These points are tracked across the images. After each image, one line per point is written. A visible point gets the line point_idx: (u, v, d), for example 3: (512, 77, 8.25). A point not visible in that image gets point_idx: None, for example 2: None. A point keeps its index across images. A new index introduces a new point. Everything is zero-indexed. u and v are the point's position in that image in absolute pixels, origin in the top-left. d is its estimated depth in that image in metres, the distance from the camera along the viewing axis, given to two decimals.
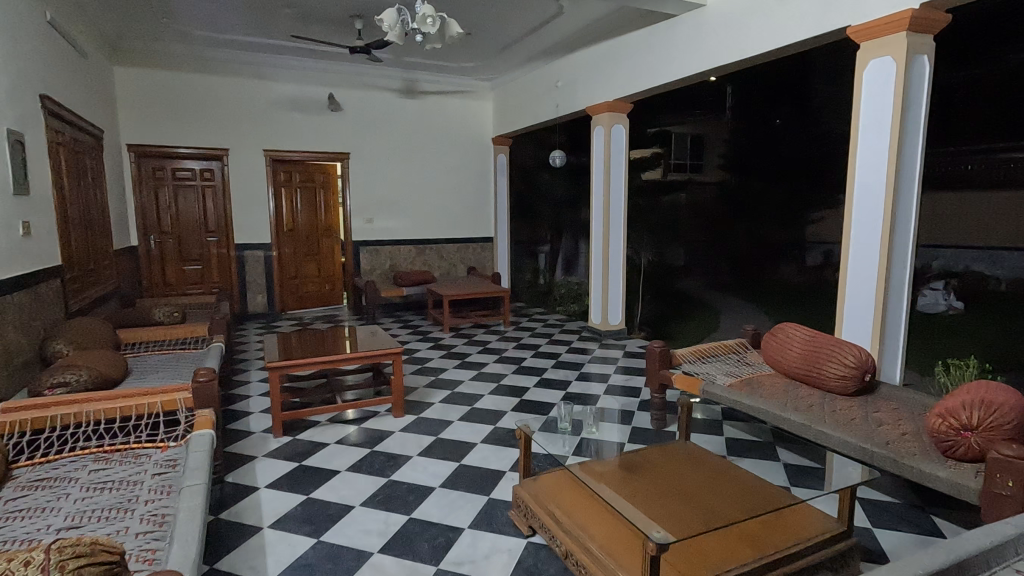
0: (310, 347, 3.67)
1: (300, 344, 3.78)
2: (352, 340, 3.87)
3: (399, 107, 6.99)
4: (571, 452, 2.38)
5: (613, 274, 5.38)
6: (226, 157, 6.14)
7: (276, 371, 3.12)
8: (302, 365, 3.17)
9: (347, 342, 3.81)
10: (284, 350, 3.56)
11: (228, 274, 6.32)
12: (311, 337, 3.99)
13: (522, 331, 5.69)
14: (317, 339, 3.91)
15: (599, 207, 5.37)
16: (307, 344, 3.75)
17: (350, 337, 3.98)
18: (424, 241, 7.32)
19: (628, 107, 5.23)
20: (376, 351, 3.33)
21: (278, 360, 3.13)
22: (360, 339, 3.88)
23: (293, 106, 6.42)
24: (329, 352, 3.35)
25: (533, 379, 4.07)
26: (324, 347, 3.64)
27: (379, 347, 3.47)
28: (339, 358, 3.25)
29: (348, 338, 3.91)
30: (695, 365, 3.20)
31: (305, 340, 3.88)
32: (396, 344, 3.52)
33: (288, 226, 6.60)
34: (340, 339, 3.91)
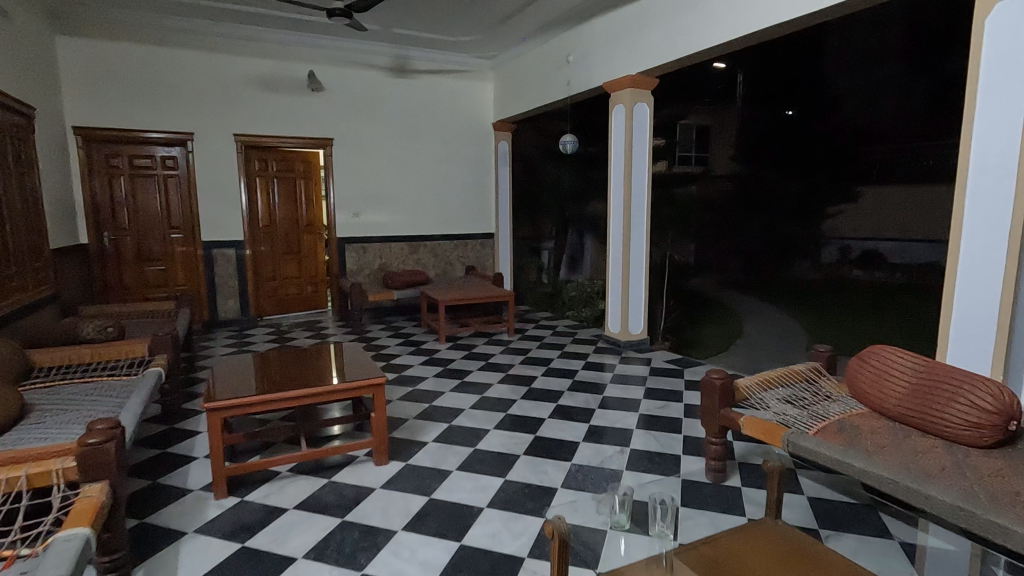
0: (270, 372, 2.91)
1: (258, 367, 3.01)
2: (324, 359, 3.11)
3: (389, 87, 6.24)
4: (607, 530, 1.71)
5: (635, 278, 4.69)
6: (190, 143, 5.38)
7: (216, 413, 2.34)
8: (253, 406, 2.40)
9: (318, 363, 3.05)
10: (235, 378, 2.79)
11: (195, 275, 5.59)
12: (276, 356, 3.24)
13: (529, 342, 4.98)
14: (281, 361, 3.15)
15: (618, 199, 4.64)
16: (266, 368, 2.98)
17: (325, 356, 3.23)
18: (418, 238, 6.58)
19: (652, 83, 4.51)
20: (352, 383, 2.57)
21: (219, 399, 2.35)
22: (334, 359, 3.12)
23: (268, 85, 5.67)
24: (292, 385, 2.58)
25: (547, 407, 3.35)
26: (287, 372, 2.87)
27: (357, 373, 2.72)
28: (304, 393, 2.49)
29: (320, 358, 3.16)
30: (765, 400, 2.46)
31: (267, 362, 3.11)
32: (377, 372, 2.74)
33: (263, 220, 5.89)
34: (311, 359, 3.15)
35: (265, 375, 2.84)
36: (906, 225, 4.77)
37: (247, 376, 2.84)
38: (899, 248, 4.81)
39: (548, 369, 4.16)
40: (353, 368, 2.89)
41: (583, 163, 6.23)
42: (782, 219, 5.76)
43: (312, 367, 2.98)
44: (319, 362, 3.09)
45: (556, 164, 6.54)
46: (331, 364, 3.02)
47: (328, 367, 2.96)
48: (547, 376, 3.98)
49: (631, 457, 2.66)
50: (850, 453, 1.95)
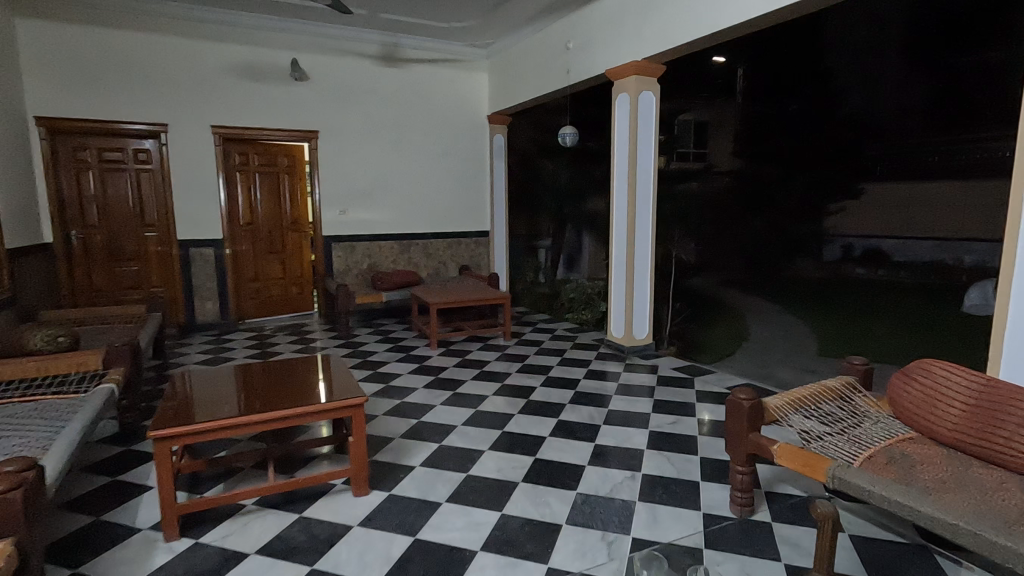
0: (235, 390, 2.57)
1: (221, 384, 2.67)
2: (299, 374, 2.78)
3: (378, 77, 5.91)
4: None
5: (640, 279, 4.39)
6: (164, 134, 5.04)
7: (163, 442, 1.99)
8: (207, 433, 2.06)
9: (291, 378, 2.72)
10: (193, 397, 2.45)
11: (172, 276, 5.25)
12: (243, 370, 2.89)
13: (527, 347, 4.67)
14: (249, 376, 2.81)
15: (622, 194, 4.33)
16: (231, 386, 2.65)
17: (300, 370, 2.90)
18: (410, 236, 6.25)
19: (659, 69, 4.19)
20: (324, 404, 2.24)
21: (166, 426, 2.00)
22: (309, 374, 2.79)
23: (249, 73, 5.32)
24: (257, 407, 2.25)
25: (548, 423, 3.05)
26: (254, 391, 2.54)
27: (333, 392, 2.39)
28: (268, 417, 2.15)
29: (293, 373, 2.82)
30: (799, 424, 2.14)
31: (233, 378, 2.78)
32: (356, 391, 2.40)
33: (245, 218, 5.57)
34: (284, 374, 2.81)
35: (228, 393, 2.50)
36: (941, 220, 4.40)
37: (206, 394, 2.49)
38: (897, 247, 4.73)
39: (548, 377, 3.85)
40: (329, 385, 2.56)
41: (582, 158, 5.92)
42: (789, 221, 5.56)
43: (283, 383, 2.65)
44: (293, 377, 2.76)
45: (555, 158, 6.22)
46: (305, 380, 2.69)
47: (302, 384, 2.62)
48: (546, 386, 3.67)
49: (644, 485, 2.36)
50: (912, 494, 1.61)
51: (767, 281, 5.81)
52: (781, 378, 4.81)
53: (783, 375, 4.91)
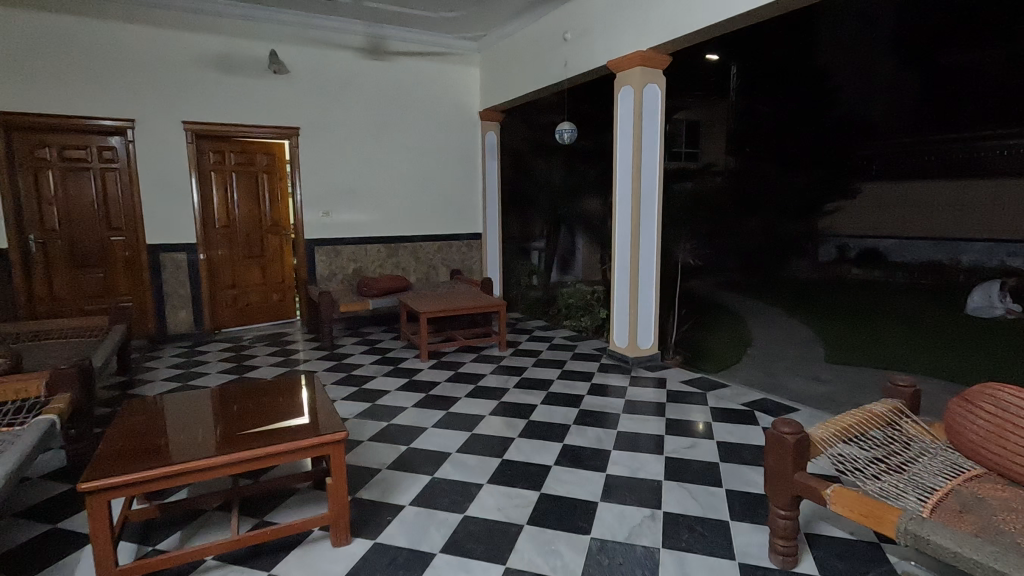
0: (195, 419, 2.23)
1: (178, 411, 2.33)
2: (272, 397, 2.45)
3: (363, 70, 5.57)
4: None
5: (644, 286, 4.11)
6: (131, 131, 4.67)
7: (97, 496, 1.66)
8: (154, 482, 1.72)
9: (261, 404, 2.38)
10: (142, 430, 2.11)
11: (140, 283, 4.88)
12: (208, 394, 2.55)
13: (524, 358, 4.37)
14: (215, 400, 2.46)
15: (626, 195, 4.04)
16: (191, 413, 2.30)
17: (274, 392, 2.56)
18: (398, 239, 5.91)
19: (665, 60, 3.91)
20: (297, 443, 1.91)
21: (102, 476, 1.67)
22: (284, 399, 2.45)
23: (223, 65, 4.96)
24: (218, 445, 1.92)
25: (553, 448, 2.75)
26: (216, 420, 2.20)
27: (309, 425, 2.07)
28: (231, 459, 1.83)
29: (265, 397, 2.48)
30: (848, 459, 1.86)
31: (196, 403, 2.43)
32: (336, 423, 2.07)
33: (221, 220, 5.21)
34: (254, 397, 2.48)
35: (186, 424, 2.16)
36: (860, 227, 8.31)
37: (160, 426, 2.15)
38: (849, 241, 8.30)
39: (549, 394, 3.55)
40: (307, 413, 2.23)
41: None
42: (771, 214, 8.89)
43: (252, 410, 2.31)
44: (265, 403, 2.41)
45: None
46: (279, 406, 2.35)
47: (273, 411, 2.29)
48: (547, 404, 3.37)
49: (666, 526, 2.07)
50: (1007, 555, 1.32)
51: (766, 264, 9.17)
52: (792, 389, 4.56)
53: (794, 385, 4.66)
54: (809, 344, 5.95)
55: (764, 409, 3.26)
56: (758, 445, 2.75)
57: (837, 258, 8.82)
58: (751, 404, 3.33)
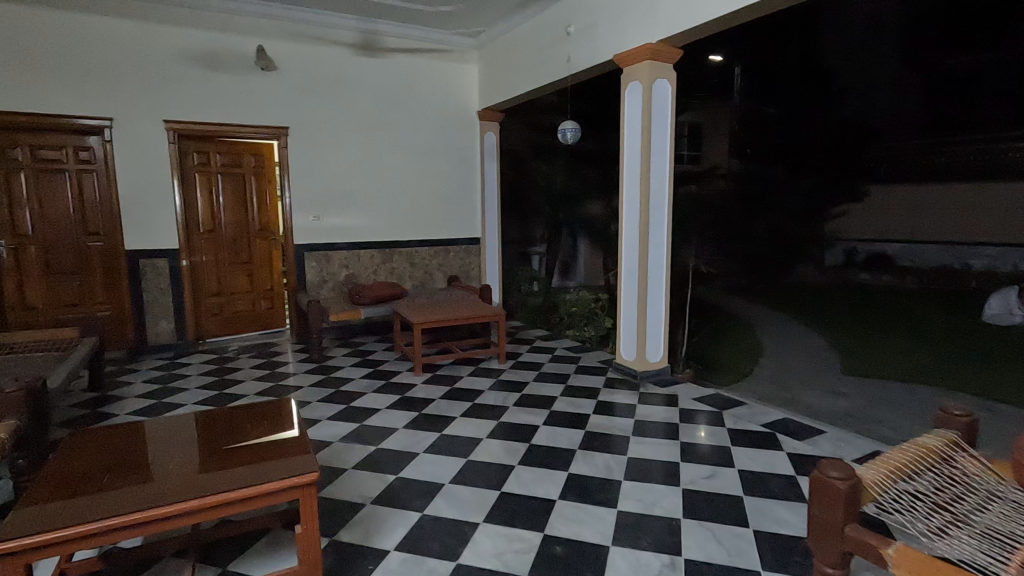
0: (151, 452, 1.98)
1: (131, 442, 2.07)
2: (242, 425, 2.19)
3: (356, 68, 5.31)
4: None
5: (653, 294, 3.85)
6: (109, 130, 4.41)
7: (16, 558, 1.42)
8: (83, 539, 1.48)
9: (226, 435, 2.12)
10: (85, 466, 1.86)
11: (119, 291, 4.60)
12: (172, 419, 2.29)
13: (525, 372, 4.10)
14: (177, 427, 2.20)
15: (634, 197, 3.78)
16: (147, 444, 2.05)
17: (245, 418, 2.29)
18: (393, 244, 5.65)
19: (676, 53, 3.64)
20: (258, 489, 1.66)
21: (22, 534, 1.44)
22: (253, 426, 2.20)
23: (207, 61, 4.70)
24: (165, 490, 1.67)
25: (557, 477, 2.49)
26: (172, 454, 1.95)
27: (275, 463, 1.83)
28: (178, 511, 1.58)
29: (234, 424, 2.22)
30: (907, 508, 1.58)
31: (155, 431, 2.17)
32: (307, 462, 1.82)
33: (205, 224, 4.95)
34: (220, 424, 2.22)
35: (136, 459, 1.91)
36: None
37: (107, 460, 1.90)
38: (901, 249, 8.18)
39: (552, 413, 3.27)
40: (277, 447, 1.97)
41: None
42: None
43: (216, 440, 2.06)
44: (231, 432, 2.15)
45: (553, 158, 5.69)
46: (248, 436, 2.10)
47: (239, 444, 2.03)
48: (550, 425, 3.09)
49: None
50: None
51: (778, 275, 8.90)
52: (810, 404, 4.29)
53: (811, 399, 4.39)
54: (822, 354, 5.69)
55: (787, 430, 2.99)
56: (784, 475, 2.48)
57: (847, 263, 7.94)
58: (773, 425, 3.06)
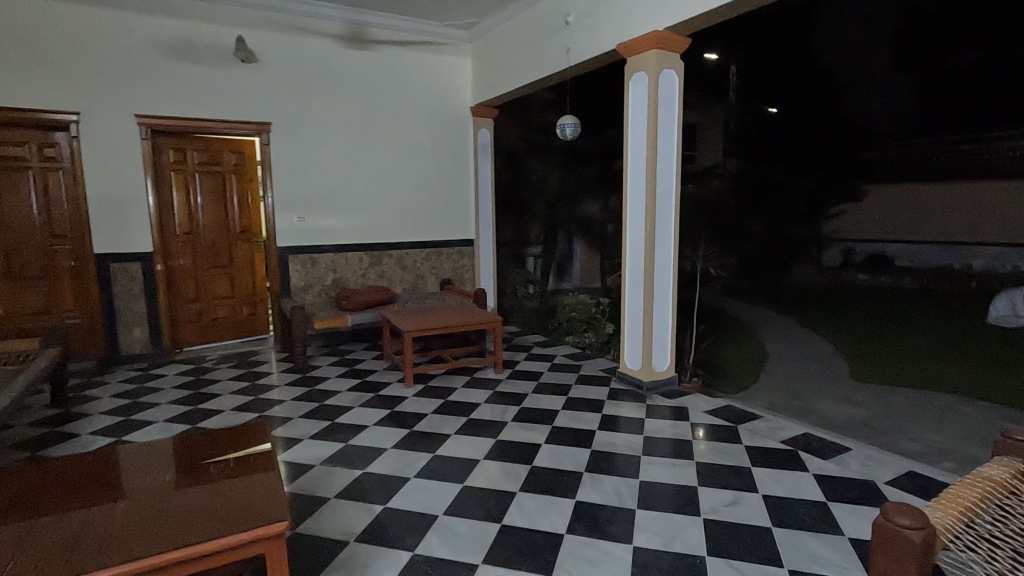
0: (90, 491, 1.70)
1: (74, 475, 1.82)
2: (203, 458, 1.93)
3: (342, 60, 5.03)
4: None
5: (660, 299, 3.61)
6: (75, 126, 4.10)
7: None
8: None
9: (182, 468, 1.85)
10: (26, 500, 1.66)
11: (88, 298, 4.29)
12: (119, 450, 2.00)
13: (523, 382, 3.85)
14: (126, 459, 1.93)
15: (639, 196, 3.54)
16: (87, 482, 1.77)
17: (206, 448, 2.03)
18: (383, 246, 5.39)
19: (684, 41, 3.41)
20: (218, 541, 1.42)
21: None
22: (212, 458, 1.94)
23: (182, 52, 4.42)
24: (115, 531, 1.48)
25: (564, 506, 2.24)
26: (117, 493, 1.69)
27: (240, 506, 1.59)
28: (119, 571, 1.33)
29: (192, 456, 1.96)
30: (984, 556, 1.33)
31: (98, 465, 1.89)
32: (277, 506, 1.59)
33: (181, 226, 4.66)
34: (170, 457, 1.95)
35: (80, 496, 1.67)
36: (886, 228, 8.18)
37: (53, 492, 1.70)
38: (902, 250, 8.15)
39: (554, 430, 3.02)
40: (243, 485, 1.73)
41: None
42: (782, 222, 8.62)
43: (170, 476, 1.80)
44: (190, 465, 1.89)
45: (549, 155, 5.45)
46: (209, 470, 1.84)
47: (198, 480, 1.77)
48: (553, 444, 2.84)
49: None
50: None
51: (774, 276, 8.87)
52: (822, 413, 4.08)
53: (823, 408, 4.18)
54: (828, 358, 5.51)
55: (808, 448, 2.76)
56: (814, 501, 2.24)
57: (844, 263, 8.65)
58: (793, 442, 2.83)
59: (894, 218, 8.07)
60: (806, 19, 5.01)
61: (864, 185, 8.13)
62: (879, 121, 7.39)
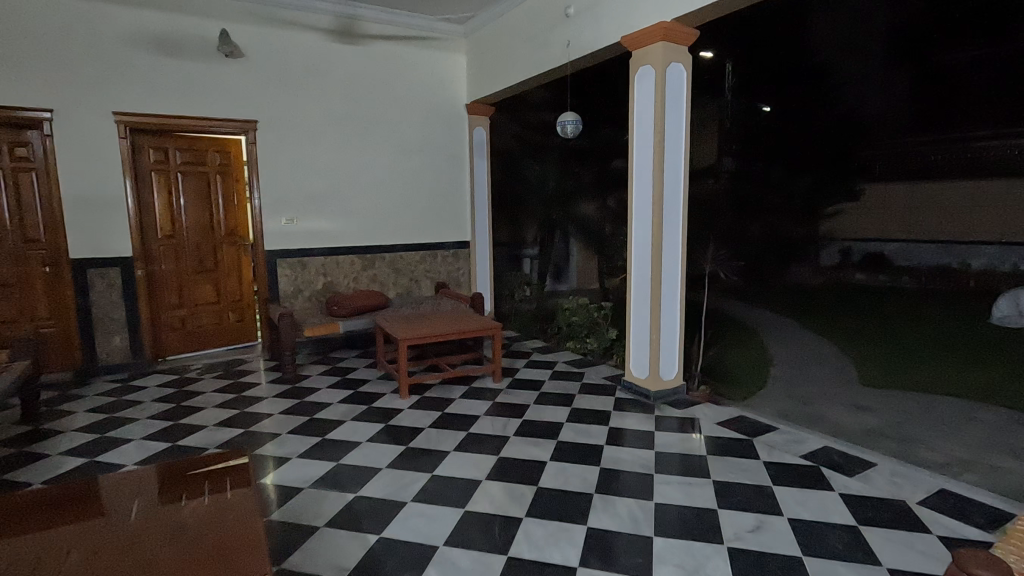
0: (36, 545, 1.49)
1: (18, 522, 1.61)
2: (168, 498, 1.73)
3: (332, 56, 4.83)
4: None
5: (667, 305, 3.44)
6: (49, 123, 3.88)
7: None
8: None
9: (144, 511, 1.66)
10: None
11: (63, 305, 4.06)
12: (71, 492, 1.79)
13: (524, 392, 3.67)
14: (80, 503, 1.72)
15: (646, 196, 3.36)
16: (32, 532, 1.56)
17: (171, 485, 1.83)
18: (375, 248, 5.18)
19: (692, 33, 3.24)
20: None
21: None
22: (179, 497, 1.75)
23: (163, 46, 4.19)
24: (98, 551, 1.46)
25: (574, 534, 2.06)
26: (68, 546, 1.49)
27: (211, 559, 1.42)
28: None
29: (157, 494, 1.76)
30: None
31: (47, 511, 1.67)
32: (255, 557, 1.42)
33: (164, 229, 4.45)
34: (132, 497, 1.75)
35: (24, 550, 1.47)
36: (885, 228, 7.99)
37: (7, 533, 1.55)
38: (900, 250, 7.98)
39: (559, 445, 2.84)
40: (215, 529, 1.55)
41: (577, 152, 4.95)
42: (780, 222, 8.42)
43: (130, 522, 1.60)
44: (155, 505, 1.69)
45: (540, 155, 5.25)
46: (176, 512, 1.65)
47: (164, 525, 1.58)
48: (559, 462, 2.66)
49: None
50: None
51: (774, 277, 8.73)
52: (834, 422, 3.92)
53: (834, 415, 4.03)
54: (834, 362, 5.36)
55: (830, 464, 2.59)
56: (844, 526, 2.07)
57: (841, 262, 8.53)
58: (813, 456, 2.67)
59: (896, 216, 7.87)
60: (811, 13, 4.84)
61: (863, 184, 7.95)
62: (881, 117, 7.16)
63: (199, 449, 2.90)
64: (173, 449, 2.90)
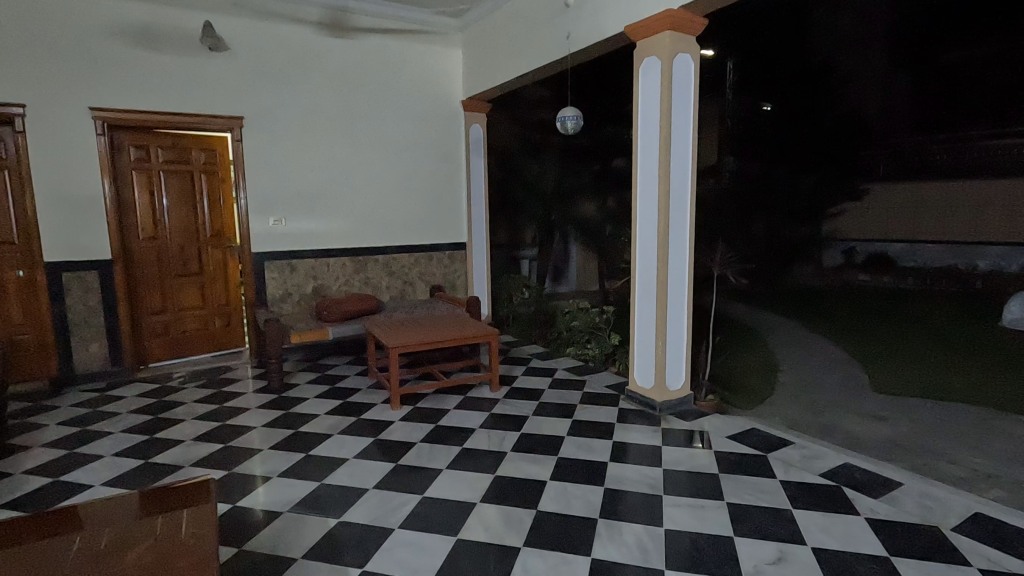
0: None
1: None
2: (120, 539, 1.52)
3: (321, 50, 4.63)
4: None
5: (673, 310, 3.25)
6: (21, 119, 3.67)
7: None
8: None
9: (89, 556, 1.44)
10: None
11: (37, 311, 3.85)
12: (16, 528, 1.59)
13: (523, 402, 3.49)
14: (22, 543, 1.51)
15: (652, 195, 3.17)
16: None
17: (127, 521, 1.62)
18: (367, 250, 4.98)
19: (700, 22, 3.05)
20: None
21: None
22: (133, 537, 1.53)
23: (142, 39, 4.00)
24: None
25: (578, 567, 1.87)
26: None
27: None
28: None
29: (109, 533, 1.55)
30: None
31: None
32: None
33: (145, 230, 4.26)
34: (80, 536, 1.54)
35: None
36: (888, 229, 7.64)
37: None
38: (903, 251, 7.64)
39: (561, 462, 2.65)
40: None
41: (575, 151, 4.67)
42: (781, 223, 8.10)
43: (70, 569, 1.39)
44: (104, 548, 1.48)
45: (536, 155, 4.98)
46: (125, 558, 1.44)
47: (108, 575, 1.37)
48: (560, 481, 2.47)
49: None
50: None
51: (777, 278, 8.53)
52: (847, 432, 3.73)
53: (847, 425, 3.84)
54: (843, 368, 5.16)
55: (852, 484, 2.40)
56: (874, 556, 1.88)
57: (843, 264, 8.20)
58: (833, 475, 2.47)
59: (903, 220, 7.42)
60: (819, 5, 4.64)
61: (865, 183, 7.56)
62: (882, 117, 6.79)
63: (175, 465, 2.71)
64: (146, 466, 2.70)
